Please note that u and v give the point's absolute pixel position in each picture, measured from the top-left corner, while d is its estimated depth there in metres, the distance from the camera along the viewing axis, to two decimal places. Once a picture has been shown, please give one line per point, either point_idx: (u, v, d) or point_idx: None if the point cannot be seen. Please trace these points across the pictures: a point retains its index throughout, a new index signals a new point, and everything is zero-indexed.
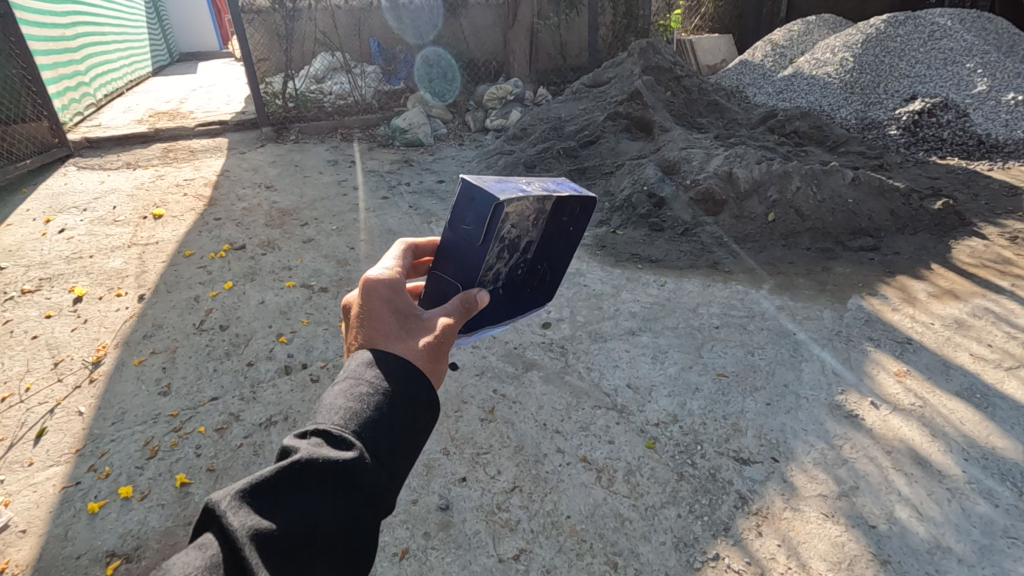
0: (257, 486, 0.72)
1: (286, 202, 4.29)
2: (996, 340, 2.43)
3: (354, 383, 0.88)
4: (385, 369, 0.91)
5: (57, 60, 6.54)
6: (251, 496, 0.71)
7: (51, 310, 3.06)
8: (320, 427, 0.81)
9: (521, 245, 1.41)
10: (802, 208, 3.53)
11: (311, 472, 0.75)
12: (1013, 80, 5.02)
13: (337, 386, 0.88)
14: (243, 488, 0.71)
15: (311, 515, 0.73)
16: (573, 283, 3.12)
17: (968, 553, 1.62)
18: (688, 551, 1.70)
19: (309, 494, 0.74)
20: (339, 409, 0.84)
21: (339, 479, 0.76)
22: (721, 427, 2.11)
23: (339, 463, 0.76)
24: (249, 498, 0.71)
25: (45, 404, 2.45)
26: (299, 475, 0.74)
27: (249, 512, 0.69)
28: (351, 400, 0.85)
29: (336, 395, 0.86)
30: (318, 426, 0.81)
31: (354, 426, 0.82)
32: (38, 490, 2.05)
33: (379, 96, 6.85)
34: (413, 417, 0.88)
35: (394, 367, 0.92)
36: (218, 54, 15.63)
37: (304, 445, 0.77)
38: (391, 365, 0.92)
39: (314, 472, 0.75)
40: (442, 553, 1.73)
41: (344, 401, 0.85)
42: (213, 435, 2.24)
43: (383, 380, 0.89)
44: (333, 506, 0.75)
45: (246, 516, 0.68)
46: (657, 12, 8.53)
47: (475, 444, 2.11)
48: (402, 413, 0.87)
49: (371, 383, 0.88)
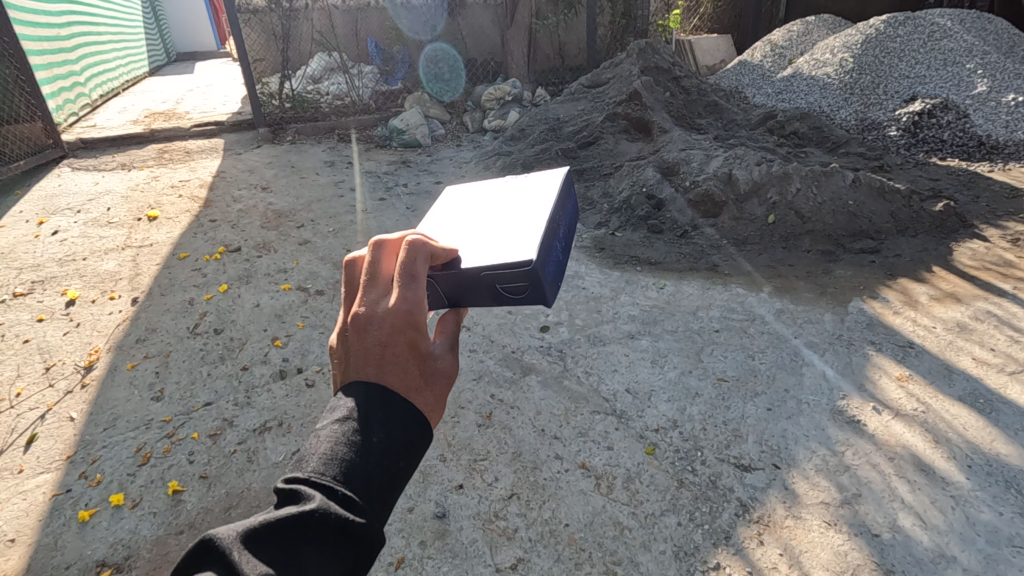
0: (255, 533, 0.59)
1: (282, 203, 4.25)
2: (999, 344, 2.40)
3: (346, 426, 0.69)
4: (391, 412, 0.72)
5: (51, 60, 6.49)
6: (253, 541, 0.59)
7: (43, 314, 3.02)
8: (318, 476, 0.65)
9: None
10: (802, 209, 3.51)
11: (313, 534, 0.60)
12: (1013, 81, 5.00)
13: (327, 427, 0.70)
14: (247, 528, 0.60)
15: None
16: (572, 285, 3.10)
17: (973, 563, 1.59)
18: (688, 560, 1.67)
19: (305, 557, 0.59)
20: (330, 453, 0.67)
21: (339, 545, 0.61)
22: (721, 433, 2.08)
23: (342, 527, 0.61)
24: (251, 544, 0.59)
25: (36, 409, 2.41)
26: (297, 534, 0.59)
27: (247, 556, 0.57)
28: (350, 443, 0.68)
29: (329, 431, 0.69)
30: (315, 475, 0.65)
31: (356, 478, 0.66)
32: (28, 498, 2.01)
33: (376, 96, 6.81)
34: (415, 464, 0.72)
35: (397, 410, 0.72)
36: (215, 53, 15.58)
37: (310, 493, 0.63)
38: (402, 406, 0.72)
39: (314, 533, 0.60)
40: (438, 563, 1.70)
41: (337, 445, 0.68)
42: (206, 441, 2.21)
43: (385, 426, 0.70)
44: (332, 572, 0.60)
45: (253, 564, 0.57)
46: (655, 12, 8.50)
47: (472, 450, 2.08)
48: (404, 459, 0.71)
49: (377, 431, 0.70)
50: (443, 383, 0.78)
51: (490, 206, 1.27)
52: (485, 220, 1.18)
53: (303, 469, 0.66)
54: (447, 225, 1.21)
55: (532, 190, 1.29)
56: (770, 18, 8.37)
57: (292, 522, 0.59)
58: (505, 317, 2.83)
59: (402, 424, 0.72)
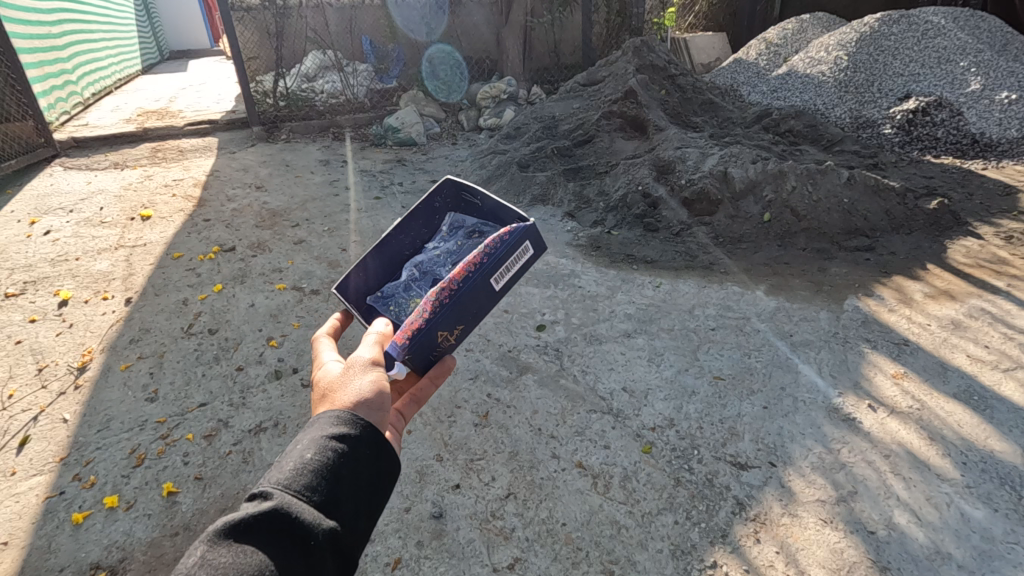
0: (237, 525, 0.73)
1: (277, 203, 4.24)
2: (993, 341, 2.41)
3: (310, 443, 0.85)
4: (321, 423, 0.90)
5: (43, 59, 6.43)
6: (225, 539, 0.72)
7: (35, 315, 3.00)
8: (262, 490, 0.79)
9: None
10: (797, 208, 3.52)
11: (286, 530, 0.75)
12: (1006, 79, 5.03)
13: (293, 446, 0.85)
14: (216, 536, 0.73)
15: (286, 567, 0.72)
16: (568, 284, 3.09)
17: (967, 560, 1.60)
18: (685, 559, 1.67)
19: (266, 542, 0.73)
20: (282, 472, 0.81)
21: (291, 530, 0.75)
22: (717, 431, 2.09)
23: (285, 515, 0.76)
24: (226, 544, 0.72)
25: (29, 411, 2.39)
26: (256, 529, 0.74)
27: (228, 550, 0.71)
28: (289, 458, 0.84)
29: (296, 451, 0.84)
30: (261, 490, 0.79)
31: (294, 483, 0.80)
32: (20, 501, 1.99)
33: (371, 95, 6.76)
34: (361, 457, 0.88)
35: (353, 420, 0.92)
36: (208, 51, 15.46)
37: (279, 493, 0.78)
38: (330, 417, 0.91)
39: (263, 525, 0.74)
40: (434, 563, 1.70)
41: (279, 463, 0.83)
42: (201, 442, 2.19)
43: (317, 432, 0.88)
44: (293, 548, 0.74)
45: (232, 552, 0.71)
46: (651, 9, 8.43)
47: (468, 450, 2.08)
48: (348, 461, 0.86)
49: (307, 438, 0.87)
50: (384, 398, 1.00)
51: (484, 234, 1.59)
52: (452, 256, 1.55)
53: (266, 479, 0.81)
54: None
55: (470, 219, 1.67)
56: (765, 15, 8.38)
57: (269, 517, 0.75)
58: (501, 316, 2.82)
59: (351, 433, 0.89)
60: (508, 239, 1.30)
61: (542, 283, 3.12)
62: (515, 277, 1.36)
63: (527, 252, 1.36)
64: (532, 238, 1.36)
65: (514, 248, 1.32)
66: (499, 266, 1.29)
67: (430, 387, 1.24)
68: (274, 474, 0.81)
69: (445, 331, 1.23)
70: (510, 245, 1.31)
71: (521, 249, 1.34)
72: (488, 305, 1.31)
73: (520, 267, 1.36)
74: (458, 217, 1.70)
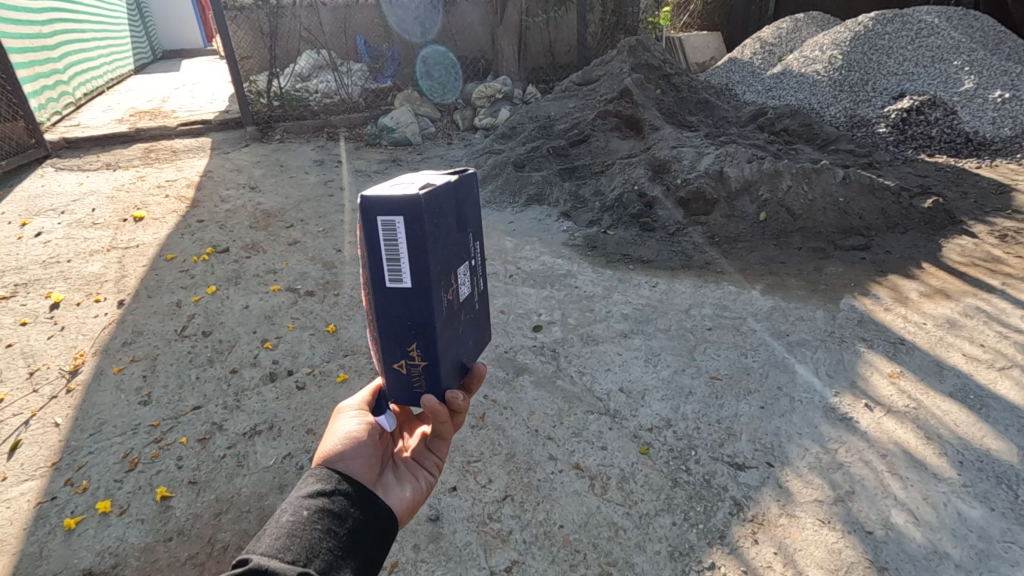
0: None
1: (271, 203, 4.21)
2: (988, 340, 2.42)
3: (288, 505, 0.90)
4: (304, 486, 0.95)
5: (34, 58, 6.37)
6: None
7: (26, 317, 2.97)
8: (247, 555, 0.80)
9: (448, 250, 1.00)
10: (793, 208, 3.53)
11: None
12: (999, 78, 5.06)
13: (274, 511, 0.89)
14: None
15: None
16: (565, 284, 3.08)
17: (965, 559, 1.60)
18: (683, 560, 1.66)
19: None
20: (267, 539, 0.84)
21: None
22: (714, 432, 2.08)
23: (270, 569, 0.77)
24: None
25: (20, 415, 2.36)
26: None
27: None
28: (274, 522, 0.87)
29: (277, 516, 0.88)
30: (245, 556, 0.80)
31: (276, 544, 0.83)
32: (12, 506, 1.96)
33: (366, 95, 6.75)
34: (347, 510, 0.94)
35: (330, 476, 0.98)
36: (199, 49, 15.34)
37: (255, 556, 0.80)
38: (310, 478, 0.97)
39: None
40: (431, 567, 1.69)
41: (265, 530, 0.86)
42: (195, 446, 2.17)
43: (299, 495, 0.93)
44: None
45: None
46: (646, 8, 8.20)
47: (464, 452, 2.06)
48: (331, 520, 0.90)
49: (290, 501, 0.91)
50: (356, 451, 1.07)
51: (447, 207, 0.98)
52: (453, 263, 1.02)
53: (247, 548, 0.83)
54: (449, 263, 1.00)
55: (449, 184, 0.99)
56: (759, 14, 8.40)
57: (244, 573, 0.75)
58: (498, 317, 2.81)
59: (330, 490, 0.95)
60: (361, 236, 0.94)
61: (539, 283, 3.11)
62: (420, 254, 0.93)
63: (395, 223, 0.91)
64: (379, 207, 0.90)
65: (370, 241, 0.93)
66: (374, 275, 0.96)
67: (448, 424, 1.12)
68: (253, 544, 0.84)
69: (395, 361, 1.03)
70: (365, 237, 0.94)
71: (382, 227, 0.91)
72: (421, 303, 0.97)
73: (404, 241, 0.92)
74: (453, 189, 1.01)
